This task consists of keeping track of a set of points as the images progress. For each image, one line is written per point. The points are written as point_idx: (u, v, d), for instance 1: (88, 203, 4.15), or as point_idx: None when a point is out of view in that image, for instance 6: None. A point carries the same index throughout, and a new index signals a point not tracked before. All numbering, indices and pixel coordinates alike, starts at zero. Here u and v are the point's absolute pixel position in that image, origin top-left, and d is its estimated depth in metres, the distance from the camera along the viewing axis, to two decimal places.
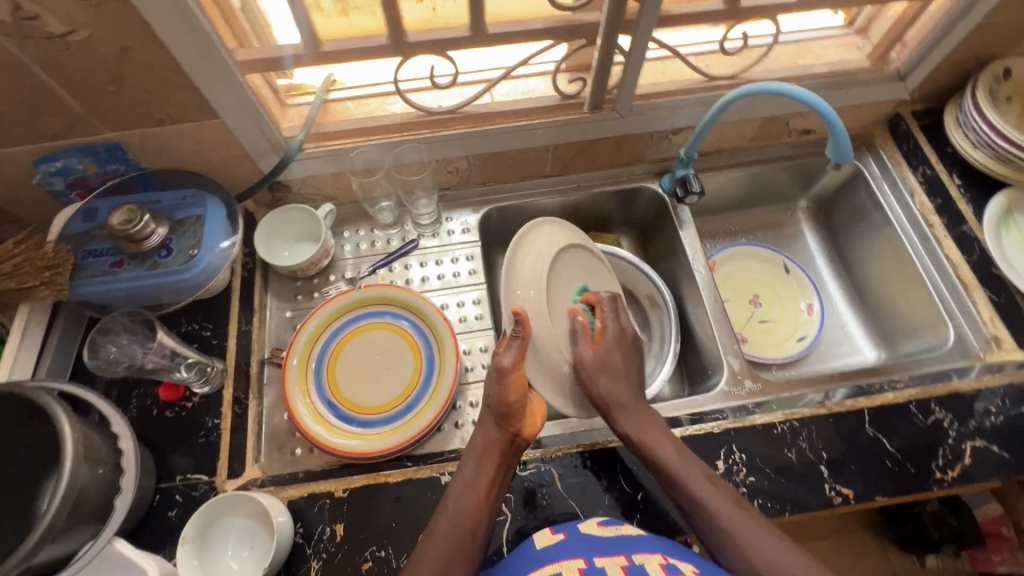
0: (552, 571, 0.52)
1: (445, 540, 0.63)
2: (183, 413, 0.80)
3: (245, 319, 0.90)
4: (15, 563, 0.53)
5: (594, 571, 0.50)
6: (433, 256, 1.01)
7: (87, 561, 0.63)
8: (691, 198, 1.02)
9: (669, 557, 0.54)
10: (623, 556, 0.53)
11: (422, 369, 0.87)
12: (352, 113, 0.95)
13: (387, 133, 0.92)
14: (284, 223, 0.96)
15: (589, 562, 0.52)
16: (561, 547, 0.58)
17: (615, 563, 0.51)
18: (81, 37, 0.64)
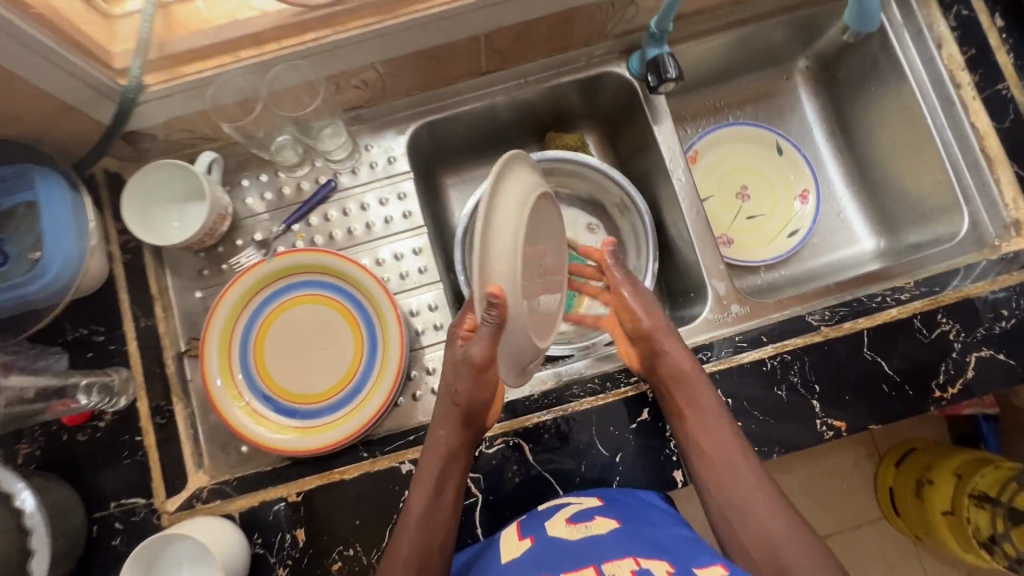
0: None
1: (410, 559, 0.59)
2: (98, 435, 0.70)
3: (144, 312, 0.75)
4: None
5: None
6: (357, 199, 0.83)
7: None
8: (666, 87, 0.80)
9: (642, 559, 0.52)
10: (593, 568, 0.51)
11: (364, 344, 0.76)
12: (204, 18, 0.65)
13: (257, 45, 0.66)
14: (158, 184, 0.76)
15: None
16: (527, 560, 0.56)
17: None
18: None
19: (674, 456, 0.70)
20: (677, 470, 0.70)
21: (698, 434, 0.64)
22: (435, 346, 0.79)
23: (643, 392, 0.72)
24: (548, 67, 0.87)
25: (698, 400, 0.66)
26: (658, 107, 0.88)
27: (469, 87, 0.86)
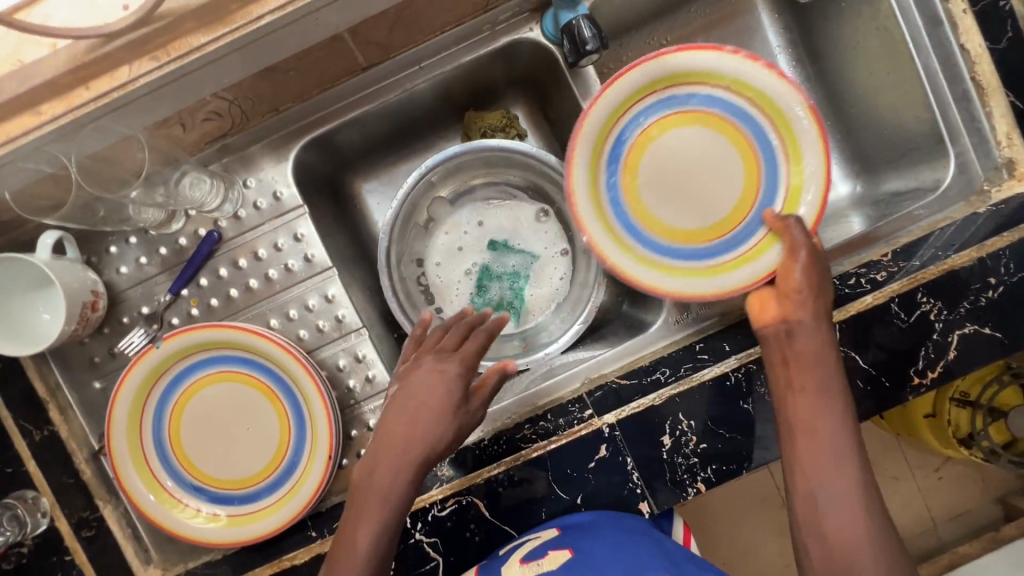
0: None
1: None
2: (25, 560, 0.66)
3: (37, 421, 0.67)
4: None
5: None
6: (249, 247, 0.71)
7: None
8: (587, 60, 0.64)
9: None
10: None
11: (290, 415, 0.69)
12: None
13: (59, 93, 0.50)
14: (4, 280, 0.65)
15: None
16: None
17: None
18: None
19: (638, 488, 0.65)
20: (642, 502, 0.65)
21: (797, 444, 0.52)
22: (372, 400, 0.72)
23: (599, 427, 0.66)
24: (445, 44, 0.70)
25: (819, 397, 0.53)
26: (588, 77, 0.73)
27: (354, 85, 0.70)
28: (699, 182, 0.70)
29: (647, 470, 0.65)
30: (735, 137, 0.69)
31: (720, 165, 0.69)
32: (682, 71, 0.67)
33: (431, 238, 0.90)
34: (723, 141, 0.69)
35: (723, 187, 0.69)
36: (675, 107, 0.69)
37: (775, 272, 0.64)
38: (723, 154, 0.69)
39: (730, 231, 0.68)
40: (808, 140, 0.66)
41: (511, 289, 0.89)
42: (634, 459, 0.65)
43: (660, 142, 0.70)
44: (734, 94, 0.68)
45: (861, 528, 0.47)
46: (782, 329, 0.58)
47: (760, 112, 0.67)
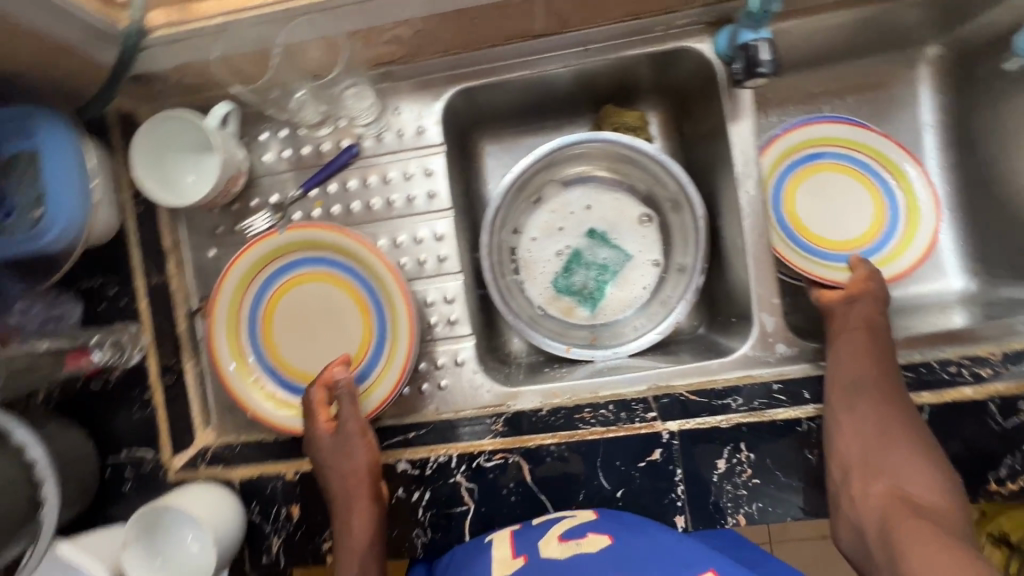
0: None
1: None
2: (111, 385, 0.72)
3: (156, 268, 0.73)
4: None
5: None
6: (381, 170, 0.75)
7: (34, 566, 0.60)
8: (755, 82, 0.65)
9: None
10: None
11: (373, 332, 0.72)
12: None
13: None
14: (171, 134, 0.71)
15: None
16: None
17: None
18: None
19: (679, 501, 0.66)
20: (679, 516, 0.66)
21: (854, 412, 0.63)
22: (449, 340, 0.76)
23: (658, 431, 0.67)
24: (616, 33, 0.72)
25: (874, 387, 0.64)
26: (742, 101, 0.72)
27: (521, 49, 0.73)
28: (836, 207, 0.85)
29: (694, 487, 0.66)
30: (868, 177, 0.86)
31: (852, 197, 0.86)
32: (807, 137, 0.86)
33: (536, 213, 0.93)
34: (850, 179, 0.86)
35: (850, 214, 0.85)
36: (807, 157, 0.86)
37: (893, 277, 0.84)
38: (851, 188, 0.86)
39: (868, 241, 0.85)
40: (907, 171, 0.86)
41: (596, 279, 0.93)
42: (684, 472, 0.66)
43: (810, 181, 0.86)
44: (848, 147, 0.86)
45: (911, 464, 0.59)
46: (846, 339, 0.68)
47: (872, 159, 0.86)
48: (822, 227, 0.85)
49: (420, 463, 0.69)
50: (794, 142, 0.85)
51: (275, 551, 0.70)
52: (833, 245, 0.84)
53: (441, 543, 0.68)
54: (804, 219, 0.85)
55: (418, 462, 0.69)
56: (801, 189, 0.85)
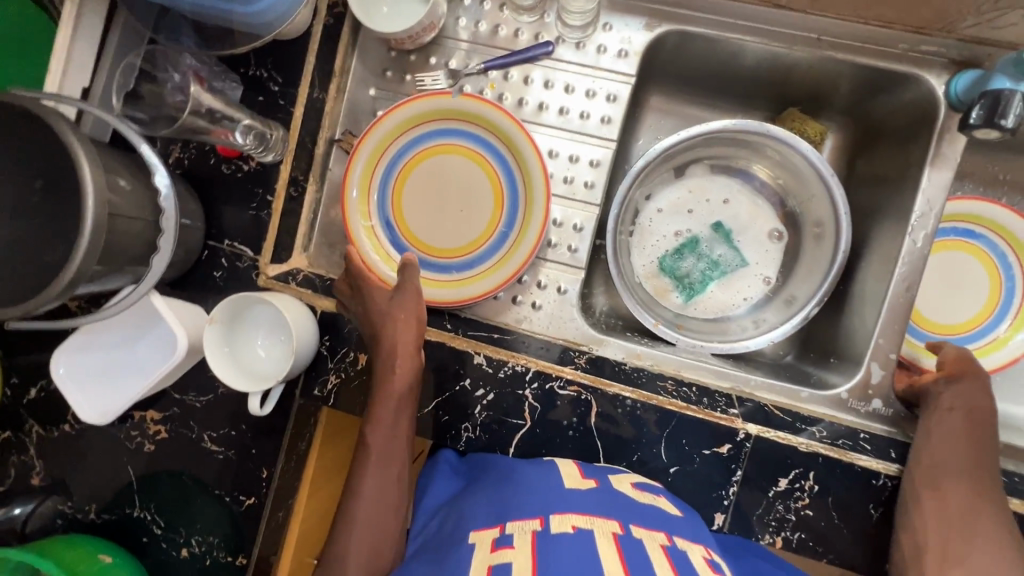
0: (584, 522, 0.54)
1: (368, 529, 0.61)
2: (239, 175, 0.72)
3: (320, 83, 0.73)
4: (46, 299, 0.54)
5: (631, 542, 0.53)
6: (564, 77, 0.73)
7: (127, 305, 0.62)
8: (985, 132, 0.62)
9: (710, 550, 0.57)
10: (665, 533, 0.56)
11: (498, 227, 0.72)
12: None
13: None
14: None
15: (624, 528, 0.54)
16: (594, 496, 0.58)
17: (655, 540, 0.54)
18: None
19: (726, 500, 0.65)
20: (719, 513, 0.65)
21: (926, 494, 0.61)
22: (560, 265, 0.75)
23: (735, 428, 0.66)
24: (854, 35, 0.69)
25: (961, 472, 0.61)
26: (950, 149, 0.69)
27: (753, 14, 0.70)
28: (955, 286, 0.85)
29: (747, 493, 0.65)
30: (999, 266, 0.84)
31: (978, 283, 0.85)
32: (958, 210, 0.85)
33: (674, 185, 0.91)
34: (979, 263, 0.85)
35: (964, 296, 0.85)
36: (948, 230, 0.85)
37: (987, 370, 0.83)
38: (975, 273, 0.85)
39: (973, 328, 0.84)
40: None
41: (702, 272, 0.90)
42: (743, 475, 0.65)
43: (939, 254, 0.85)
44: (992, 231, 0.84)
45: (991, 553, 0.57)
46: (943, 421, 0.64)
47: (1011, 251, 0.84)
48: (932, 301, 0.86)
49: (497, 364, 0.68)
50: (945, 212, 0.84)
51: (328, 387, 0.71)
52: (934, 323, 0.85)
53: (484, 444, 0.69)
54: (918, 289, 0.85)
55: (495, 362, 0.68)
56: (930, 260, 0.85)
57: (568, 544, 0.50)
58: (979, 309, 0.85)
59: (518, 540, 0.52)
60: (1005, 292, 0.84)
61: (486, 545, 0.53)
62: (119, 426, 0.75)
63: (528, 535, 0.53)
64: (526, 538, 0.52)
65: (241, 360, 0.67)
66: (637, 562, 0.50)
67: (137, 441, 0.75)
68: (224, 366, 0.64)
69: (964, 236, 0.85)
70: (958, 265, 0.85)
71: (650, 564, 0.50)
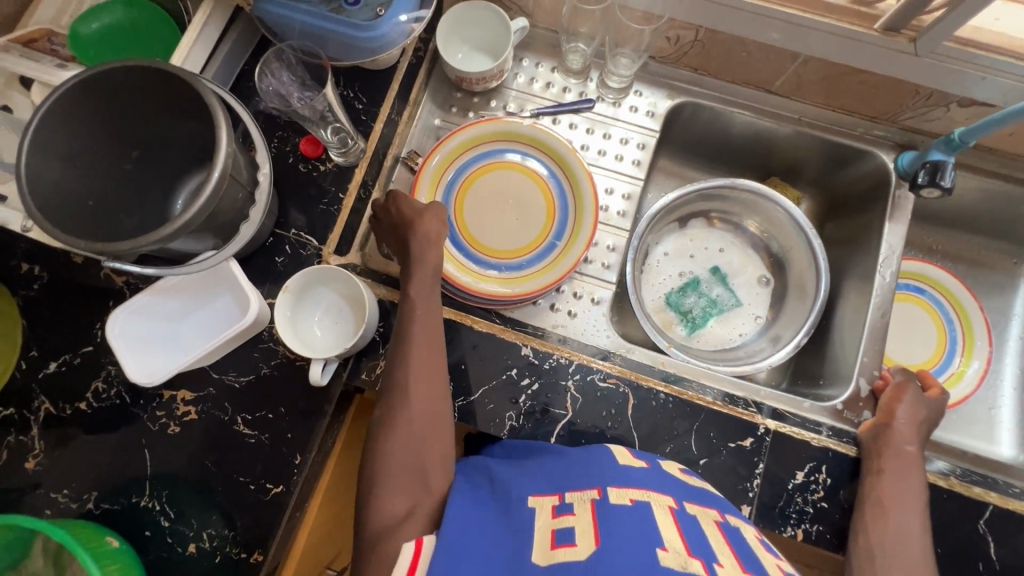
0: (641, 495, 0.53)
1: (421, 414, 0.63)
2: (315, 173, 0.79)
3: (398, 108, 0.84)
4: (150, 241, 0.57)
5: (689, 516, 0.52)
6: (602, 127, 0.89)
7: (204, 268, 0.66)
8: (930, 191, 0.80)
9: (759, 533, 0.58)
10: (716, 511, 0.56)
11: (546, 239, 0.83)
12: None
13: None
14: (470, 21, 0.85)
15: (679, 504, 0.54)
16: (647, 474, 0.58)
17: (708, 516, 0.54)
18: None
19: (751, 492, 0.70)
20: (745, 505, 0.70)
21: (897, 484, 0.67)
22: (595, 279, 0.85)
23: (756, 423, 0.73)
24: (825, 120, 0.89)
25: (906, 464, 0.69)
26: (901, 208, 0.88)
27: (750, 96, 0.90)
28: (912, 332, 1.01)
29: (769, 485, 0.70)
30: (943, 316, 1.02)
31: (929, 330, 1.01)
32: (906, 270, 1.03)
33: (679, 232, 1.05)
34: (928, 313, 1.02)
35: (920, 340, 1.01)
36: (901, 286, 1.03)
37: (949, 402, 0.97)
38: (927, 322, 1.01)
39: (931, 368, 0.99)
40: (976, 321, 1.01)
41: (704, 308, 1.01)
42: (764, 468, 0.71)
43: (897, 306, 1.02)
44: (934, 288, 1.03)
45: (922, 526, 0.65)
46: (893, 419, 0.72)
47: (951, 305, 1.02)
48: (896, 344, 1.00)
49: (543, 355, 0.74)
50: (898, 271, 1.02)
51: (376, 372, 0.73)
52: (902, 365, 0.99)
53: (526, 432, 0.72)
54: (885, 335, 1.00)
55: (541, 354, 0.74)
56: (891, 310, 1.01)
57: (626, 513, 0.49)
58: (933, 351, 1.00)
59: (578, 508, 0.52)
60: (950, 336, 1.01)
61: (546, 511, 0.53)
62: (143, 405, 0.73)
63: (589, 503, 0.52)
64: (587, 505, 0.52)
65: (299, 333, 0.70)
66: (693, 537, 0.49)
67: (160, 422, 0.72)
68: (284, 329, 0.68)
69: (914, 291, 1.02)
70: (913, 315, 1.02)
71: (705, 541, 0.49)
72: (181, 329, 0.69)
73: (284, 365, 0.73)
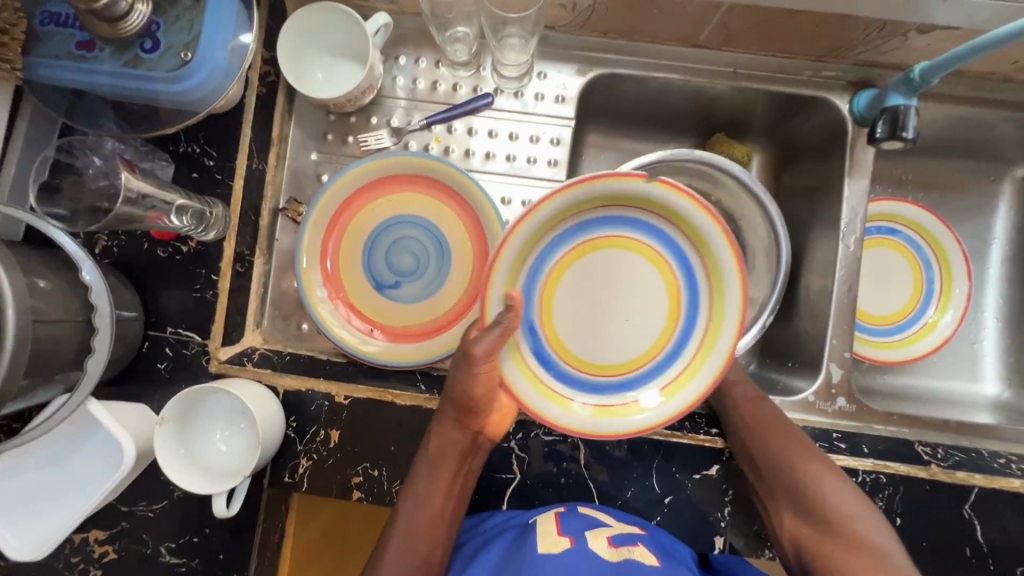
0: None
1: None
2: (178, 257, 0.67)
3: (259, 154, 0.70)
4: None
5: None
6: (508, 126, 0.75)
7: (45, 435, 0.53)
8: (891, 143, 0.69)
9: None
10: None
11: (665, 347, 0.66)
12: None
13: None
14: (319, 25, 0.69)
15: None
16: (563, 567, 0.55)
17: None
18: None
19: (722, 522, 0.65)
20: (717, 536, 0.66)
21: (786, 483, 0.62)
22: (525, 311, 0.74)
23: (720, 448, 0.66)
24: (766, 66, 0.75)
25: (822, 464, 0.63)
26: (862, 158, 0.76)
27: (675, 52, 0.75)
28: (885, 279, 0.93)
29: (740, 510, 0.66)
30: (917, 256, 0.93)
31: (903, 274, 0.93)
32: (874, 213, 0.92)
33: None
34: (901, 256, 0.93)
35: (894, 287, 0.93)
36: (870, 232, 0.92)
37: (929, 350, 0.91)
38: (900, 265, 0.93)
39: (907, 315, 0.92)
40: (953, 253, 0.92)
41: None
42: (735, 493, 0.66)
43: (867, 255, 0.93)
44: (907, 226, 0.92)
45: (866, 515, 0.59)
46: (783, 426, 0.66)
47: (925, 242, 0.92)
48: (868, 297, 0.92)
49: None
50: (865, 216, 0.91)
51: (299, 472, 0.66)
52: (876, 318, 0.91)
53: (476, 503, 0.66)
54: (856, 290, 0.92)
55: None
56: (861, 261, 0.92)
57: None
58: (909, 296, 0.93)
59: None
60: (926, 277, 0.92)
61: None
62: (54, 555, 0.66)
63: None
64: None
65: (200, 460, 0.61)
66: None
67: (79, 569, 0.66)
68: (177, 466, 0.58)
69: (886, 234, 0.93)
70: (886, 259, 0.93)
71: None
72: (60, 485, 0.60)
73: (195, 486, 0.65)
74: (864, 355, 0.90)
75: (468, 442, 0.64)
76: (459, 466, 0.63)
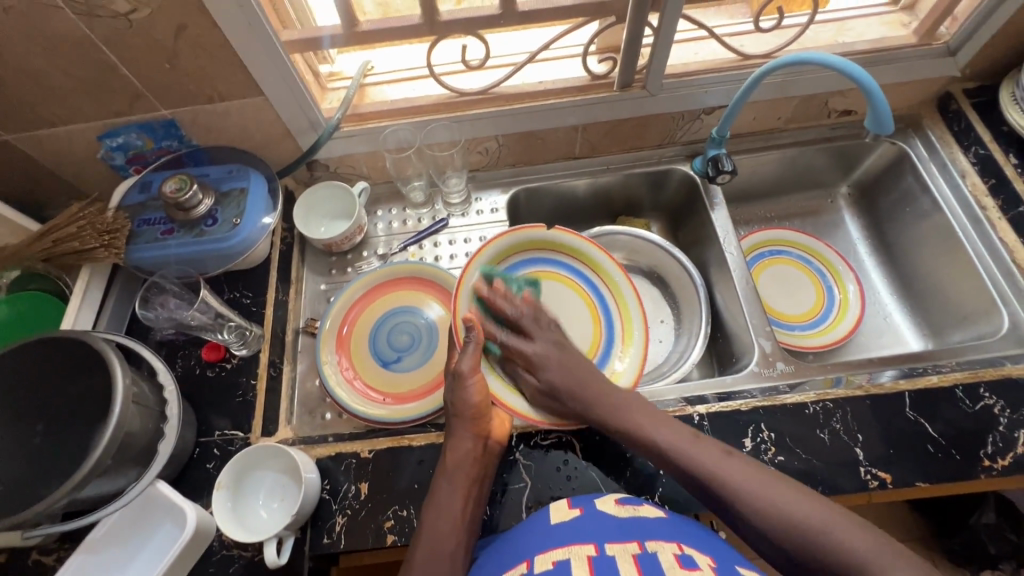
0: (561, 555, 0.54)
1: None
2: (223, 373, 0.85)
3: (282, 290, 0.93)
4: (54, 500, 0.59)
5: (603, 559, 0.51)
6: (461, 235, 1.03)
7: (135, 496, 0.70)
8: (722, 177, 0.99)
9: (685, 547, 0.55)
10: (637, 543, 0.54)
11: (601, 338, 0.90)
12: (388, 95, 0.96)
13: (420, 113, 0.95)
14: (319, 199, 1.00)
15: (599, 549, 0.53)
16: (575, 525, 0.60)
17: (627, 551, 0.52)
18: (136, 27, 0.69)
19: None
20: None
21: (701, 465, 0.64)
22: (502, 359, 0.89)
23: (690, 414, 0.79)
24: (628, 160, 1.09)
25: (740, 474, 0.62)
26: (715, 195, 1.05)
27: (562, 166, 1.09)
28: (788, 286, 1.14)
29: None
30: (803, 263, 1.15)
31: (801, 278, 1.14)
32: (754, 243, 1.17)
33: None
34: (791, 266, 1.15)
35: (798, 290, 1.13)
36: (758, 257, 1.16)
37: (848, 328, 1.07)
38: (794, 274, 1.15)
39: (819, 307, 1.11)
40: (829, 254, 1.15)
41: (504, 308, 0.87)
42: None
43: (764, 274, 1.15)
44: (784, 245, 1.17)
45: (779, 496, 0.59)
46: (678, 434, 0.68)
47: (801, 251, 1.16)
48: (781, 303, 1.12)
49: None
50: (748, 246, 1.17)
51: (337, 530, 0.73)
52: (795, 317, 1.10)
53: (499, 518, 0.73)
54: (767, 300, 1.12)
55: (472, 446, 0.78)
56: (762, 279, 1.14)
57: None
58: (814, 294, 1.13)
59: None
60: (819, 275, 1.14)
61: None
62: None
63: None
64: None
65: (244, 523, 0.70)
66: None
67: None
68: (227, 523, 0.68)
69: (773, 254, 1.17)
70: (782, 272, 1.15)
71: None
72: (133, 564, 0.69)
73: (244, 568, 0.71)
74: (799, 346, 1.06)
75: (479, 452, 0.72)
76: (475, 471, 0.70)
